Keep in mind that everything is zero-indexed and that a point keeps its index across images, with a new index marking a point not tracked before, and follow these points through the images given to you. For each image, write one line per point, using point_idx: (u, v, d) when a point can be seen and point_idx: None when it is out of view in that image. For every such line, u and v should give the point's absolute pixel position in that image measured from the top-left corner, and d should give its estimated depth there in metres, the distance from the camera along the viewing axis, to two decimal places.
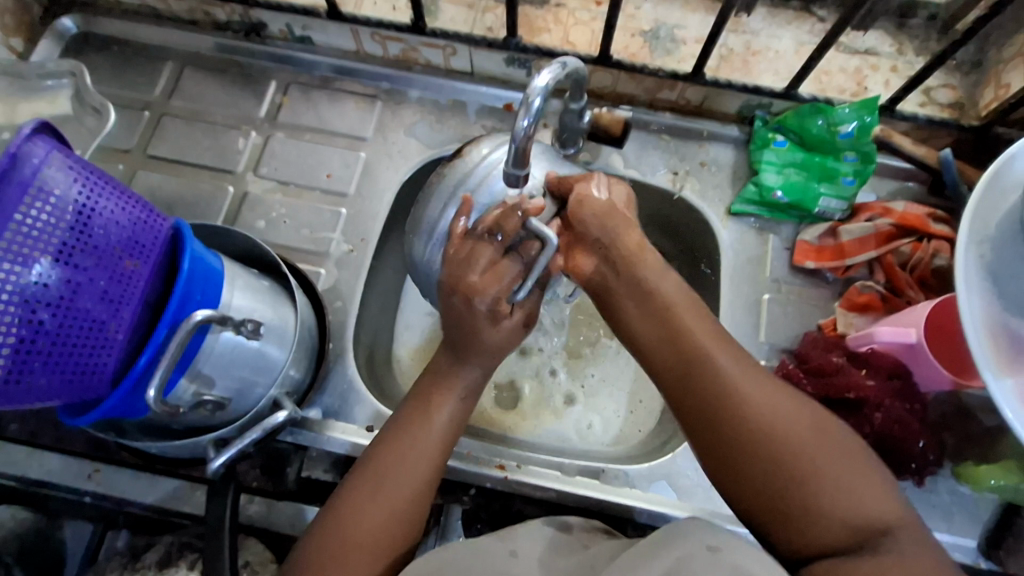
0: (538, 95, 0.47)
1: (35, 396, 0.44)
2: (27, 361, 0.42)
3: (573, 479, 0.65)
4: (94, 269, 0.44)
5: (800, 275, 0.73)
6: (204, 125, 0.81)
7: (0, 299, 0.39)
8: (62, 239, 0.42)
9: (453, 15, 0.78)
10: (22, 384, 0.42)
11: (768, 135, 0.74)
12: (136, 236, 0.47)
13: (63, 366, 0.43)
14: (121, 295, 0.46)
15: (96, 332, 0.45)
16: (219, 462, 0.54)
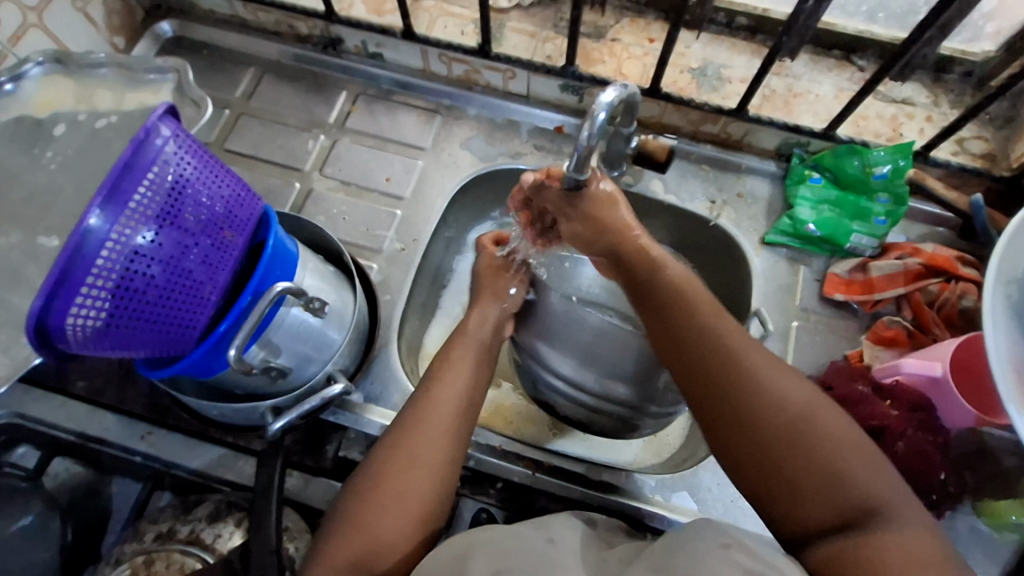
0: (602, 111, 0.52)
1: (133, 346, 0.49)
2: (135, 311, 0.47)
3: (598, 482, 0.68)
4: (199, 236, 0.49)
5: (828, 306, 0.77)
6: (278, 125, 0.89)
7: (124, 254, 0.44)
8: (177, 207, 0.47)
9: (516, 43, 0.84)
10: (124, 333, 0.47)
11: (805, 172, 0.79)
12: (235, 211, 0.53)
13: (162, 319, 0.48)
14: (216, 263, 0.51)
15: (194, 291, 0.50)
16: (279, 424, 0.59)
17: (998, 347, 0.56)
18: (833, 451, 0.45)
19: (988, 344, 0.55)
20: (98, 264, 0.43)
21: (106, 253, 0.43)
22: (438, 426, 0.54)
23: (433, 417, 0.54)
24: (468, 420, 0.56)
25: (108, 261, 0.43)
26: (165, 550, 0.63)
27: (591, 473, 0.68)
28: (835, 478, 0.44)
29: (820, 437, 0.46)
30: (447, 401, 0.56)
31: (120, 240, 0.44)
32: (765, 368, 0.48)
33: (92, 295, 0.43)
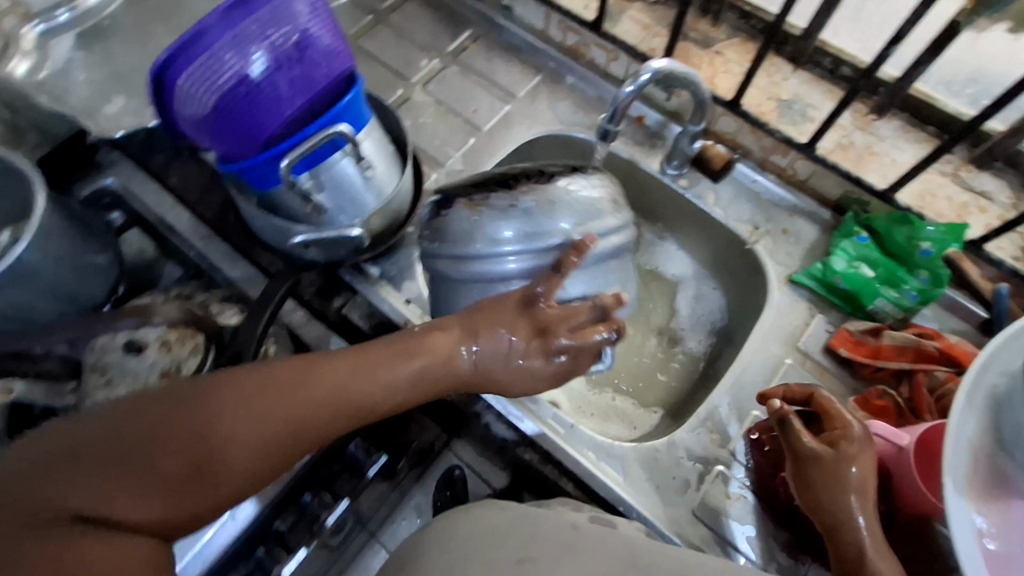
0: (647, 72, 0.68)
1: (212, 131, 0.59)
2: (225, 103, 0.57)
3: (544, 419, 0.73)
4: (292, 62, 0.58)
5: (829, 358, 0.77)
6: (403, 39, 1.00)
7: (231, 56, 0.55)
8: (282, 33, 0.56)
9: (628, 29, 0.90)
10: (211, 117, 0.57)
11: (854, 228, 0.79)
12: (331, 56, 0.60)
13: (243, 116, 0.58)
14: (299, 95, 0.60)
15: (274, 104, 0.59)
16: (298, 237, 0.69)
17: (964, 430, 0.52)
18: None
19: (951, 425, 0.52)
20: (210, 55, 0.54)
21: (217, 49, 0.54)
22: (322, 410, 0.53)
23: (286, 399, 0.52)
24: (335, 420, 0.54)
25: (219, 49, 0.55)
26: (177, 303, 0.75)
27: (540, 410, 0.73)
28: None
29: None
30: (347, 385, 0.55)
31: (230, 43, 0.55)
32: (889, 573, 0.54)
33: (199, 78, 0.55)
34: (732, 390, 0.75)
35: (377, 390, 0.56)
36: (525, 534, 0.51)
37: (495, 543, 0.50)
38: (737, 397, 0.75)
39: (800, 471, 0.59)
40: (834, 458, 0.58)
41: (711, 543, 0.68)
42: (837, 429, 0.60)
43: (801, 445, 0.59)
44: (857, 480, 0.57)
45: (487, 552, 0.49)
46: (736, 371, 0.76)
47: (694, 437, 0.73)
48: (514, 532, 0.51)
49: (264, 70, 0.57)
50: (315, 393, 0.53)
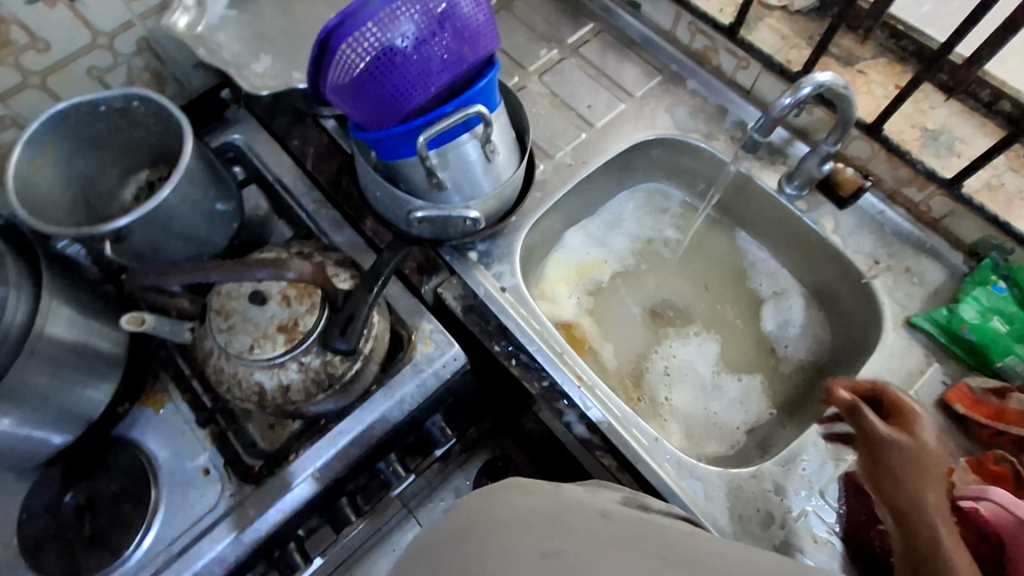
0: (809, 85, 0.65)
1: (354, 99, 0.61)
2: (369, 76, 0.58)
3: (628, 425, 0.72)
4: (438, 39, 0.58)
5: (943, 413, 0.71)
6: (526, 26, 1.00)
7: (381, 31, 0.56)
8: (431, 11, 0.57)
9: (765, 37, 0.86)
10: (355, 89, 0.59)
11: (991, 276, 0.73)
12: (477, 36, 0.60)
13: (385, 89, 0.59)
14: (443, 71, 0.60)
15: (417, 79, 0.59)
16: (419, 214, 0.71)
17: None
18: None
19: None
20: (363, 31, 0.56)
21: (370, 25, 0.56)
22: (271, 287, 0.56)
23: None
24: None
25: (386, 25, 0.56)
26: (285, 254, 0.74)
27: (626, 416, 0.73)
28: None
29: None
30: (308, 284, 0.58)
31: (381, 19, 0.56)
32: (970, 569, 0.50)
33: (349, 51, 0.57)
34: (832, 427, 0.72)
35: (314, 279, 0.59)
36: (558, 523, 0.40)
37: (521, 531, 0.40)
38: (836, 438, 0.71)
39: (873, 461, 0.62)
40: (905, 441, 0.61)
41: None
42: (915, 425, 0.62)
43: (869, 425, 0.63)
44: (933, 476, 0.58)
45: (508, 542, 0.39)
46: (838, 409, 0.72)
47: (785, 471, 0.70)
48: (545, 521, 0.41)
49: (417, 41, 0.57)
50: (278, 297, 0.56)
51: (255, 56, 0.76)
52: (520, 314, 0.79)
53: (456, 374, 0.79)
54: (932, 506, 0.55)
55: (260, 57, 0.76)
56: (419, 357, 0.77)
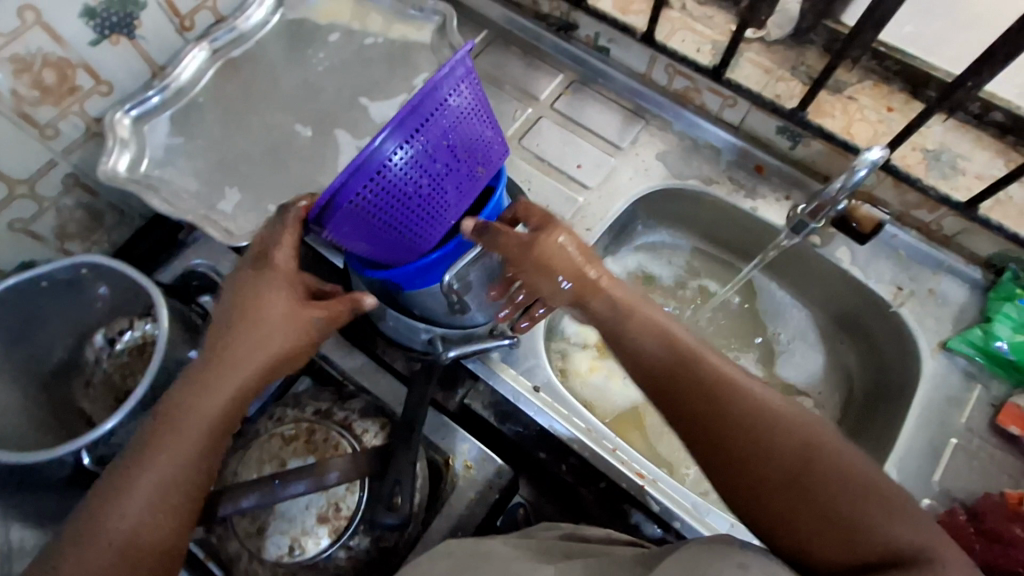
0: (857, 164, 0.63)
1: (360, 242, 0.52)
2: (382, 224, 0.50)
3: (704, 518, 0.68)
4: (454, 168, 0.51)
5: (997, 436, 0.71)
6: (492, 86, 0.93)
7: (392, 178, 0.47)
8: (444, 140, 0.49)
9: (749, 73, 0.83)
10: (367, 237, 0.51)
11: (1015, 290, 0.74)
12: (489, 150, 0.54)
13: (401, 232, 0.52)
14: (461, 200, 0.54)
15: (435, 214, 0.53)
16: (451, 354, 0.67)
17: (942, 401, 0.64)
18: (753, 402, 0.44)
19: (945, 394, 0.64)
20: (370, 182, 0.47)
21: (379, 177, 0.47)
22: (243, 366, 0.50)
23: None
24: None
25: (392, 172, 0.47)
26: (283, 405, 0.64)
27: (698, 506, 0.68)
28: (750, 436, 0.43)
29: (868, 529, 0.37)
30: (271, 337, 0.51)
31: (390, 166, 0.46)
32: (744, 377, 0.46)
33: (356, 206, 0.47)
34: (899, 474, 0.70)
35: (280, 311, 0.51)
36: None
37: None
38: (906, 485, 0.69)
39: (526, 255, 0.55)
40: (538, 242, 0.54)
41: None
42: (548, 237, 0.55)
43: (530, 249, 0.55)
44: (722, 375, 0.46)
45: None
46: (900, 451, 0.71)
47: None
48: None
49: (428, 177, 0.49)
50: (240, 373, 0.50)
51: (219, 192, 0.69)
52: (561, 414, 0.72)
53: (504, 491, 0.72)
54: (687, 348, 0.49)
55: (226, 193, 0.69)
56: (462, 484, 0.71)
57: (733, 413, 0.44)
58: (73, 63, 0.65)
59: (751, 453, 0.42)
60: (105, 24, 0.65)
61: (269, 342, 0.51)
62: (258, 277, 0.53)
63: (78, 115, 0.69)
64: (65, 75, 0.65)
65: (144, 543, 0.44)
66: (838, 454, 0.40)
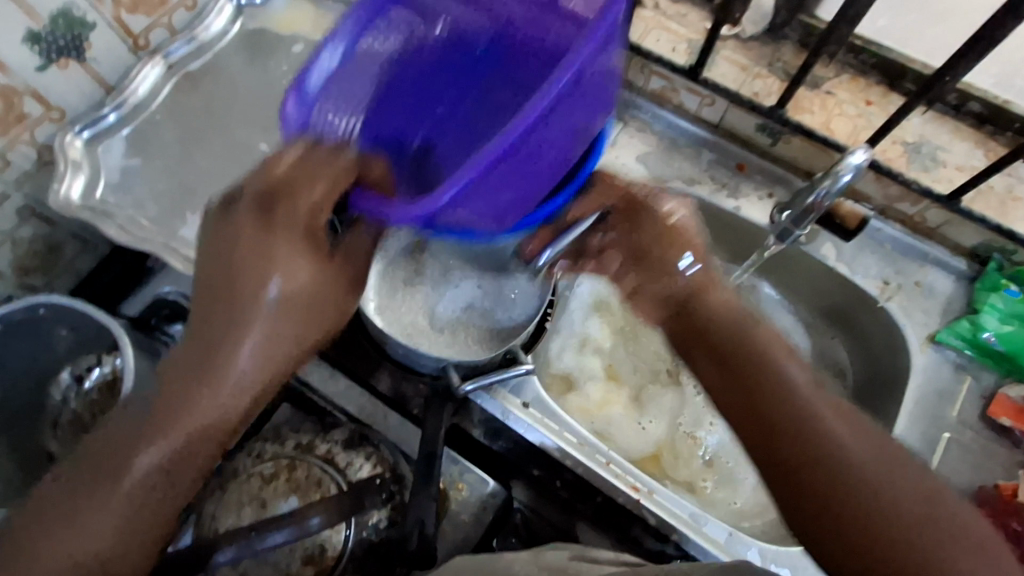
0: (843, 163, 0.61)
1: (471, 203, 0.45)
2: (489, 188, 0.44)
3: (701, 530, 0.66)
4: (571, 118, 0.46)
5: (988, 427, 0.71)
6: None
7: (518, 131, 0.42)
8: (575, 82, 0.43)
9: (726, 71, 0.81)
10: (484, 196, 0.45)
11: (1000, 281, 0.73)
12: (600, 93, 0.49)
13: (504, 192, 0.46)
14: (561, 157, 0.50)
15: (536, 167, 0.47)
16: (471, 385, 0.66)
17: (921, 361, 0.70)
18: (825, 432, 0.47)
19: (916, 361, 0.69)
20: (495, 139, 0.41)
21: (507, 135, 0.41)
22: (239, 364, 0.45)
23: None
24: None
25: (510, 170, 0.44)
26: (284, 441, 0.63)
27: (695, 518, 0.67)
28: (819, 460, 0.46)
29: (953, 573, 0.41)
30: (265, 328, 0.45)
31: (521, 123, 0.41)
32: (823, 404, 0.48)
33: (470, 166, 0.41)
34: None
35: (276, 298, 0.46)
36: None
37: None
38: None
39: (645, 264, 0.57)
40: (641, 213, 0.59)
41: None
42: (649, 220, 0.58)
43: (648, 225, 0.58)
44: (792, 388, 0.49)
45: None
46: None
47: None
48: None
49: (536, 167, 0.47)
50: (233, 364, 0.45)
51: (181, 215, 0.68)
52: (552, 429, 0.70)
53: (498, 512, 0.69)
54: (778, 386, 0.49)
55: (188, 219, 0.67)
56: (456, 507, 0.69)
57: (823, 455, 0.46)
58: (19, 90, 0.61)
59: (826, 486, 0.45)
60: (52, 47, 0.61)
61: (262, 329, 0.45)
62: (261, 237, 0.45)
63: (28, 144, 0.64)
64: (11, 104, 0.61)
65: (104, 550, 0.43)
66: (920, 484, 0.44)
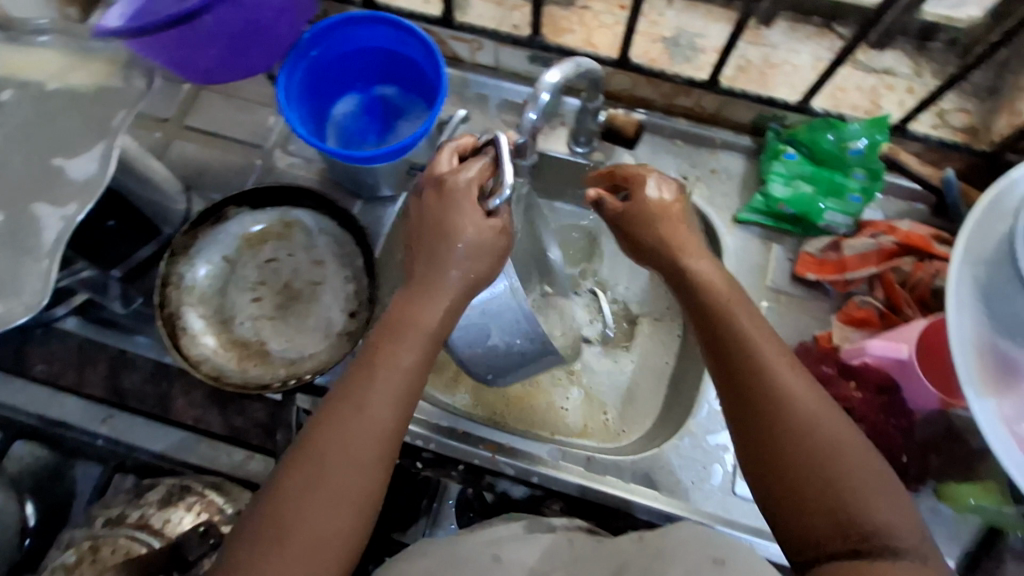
0: (544, 91, 0.55)
1: (180, 43, 0.61)
2: (185, 37, 0.61)
3: (559, 465, 0.68)
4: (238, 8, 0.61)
5: (800, 286, 0.75)
6: (240, 101, 0.86)
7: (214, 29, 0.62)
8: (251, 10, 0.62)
9: (481, 12, 0.81)
10: (197, 51, 0.63)
11: (779, 146, 0.76)
12: (293, 9, 0.66)
13: (195, 47, 0.63)
14: (232, 15, 0.61)
15: (210, 34, 0.62)
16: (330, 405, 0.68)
17: (728, 190, 0.79)
18: (777, 393, 0.46)
19: (726, 243, 0.76)
20: (203, 40, 0.62)
21: (206, 32, 0.61)
22: (375, 445, 0.48)
23: None
24: None
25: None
26: (114, 535, 0.62)
27: (552, 456, 0.69)
28: (807, 433, 0.44)
29: (838, 476, 0.42)
30: (379, 421, 0.48)
31: (218, 32, 0.62)
32: (788, 370, 0.47)
33: (204, 45, 0.63)
34: None
35: (394, 391, 0.49)
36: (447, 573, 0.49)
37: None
38: None
39: (679, 286, 0.56)
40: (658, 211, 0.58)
41: (755, 518, 0.67)
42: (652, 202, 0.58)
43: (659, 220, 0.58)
44: (756, 339, 0.49)
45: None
46: None
47: (707, 418, 0.71)
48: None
49: (275, 38, 0.66)
50: (379, 453, 0.48)
51: None
52: None
53: (385, 504, 0.76)
54: (712, 288, 0.53)
55: None
56: None
57: (775, 404, 0.45)
58: None
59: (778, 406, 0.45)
60: None
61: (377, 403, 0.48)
62: (396, 337, 0.51)
63: None
64: None
65: None
66: (862, 455, 0.43)
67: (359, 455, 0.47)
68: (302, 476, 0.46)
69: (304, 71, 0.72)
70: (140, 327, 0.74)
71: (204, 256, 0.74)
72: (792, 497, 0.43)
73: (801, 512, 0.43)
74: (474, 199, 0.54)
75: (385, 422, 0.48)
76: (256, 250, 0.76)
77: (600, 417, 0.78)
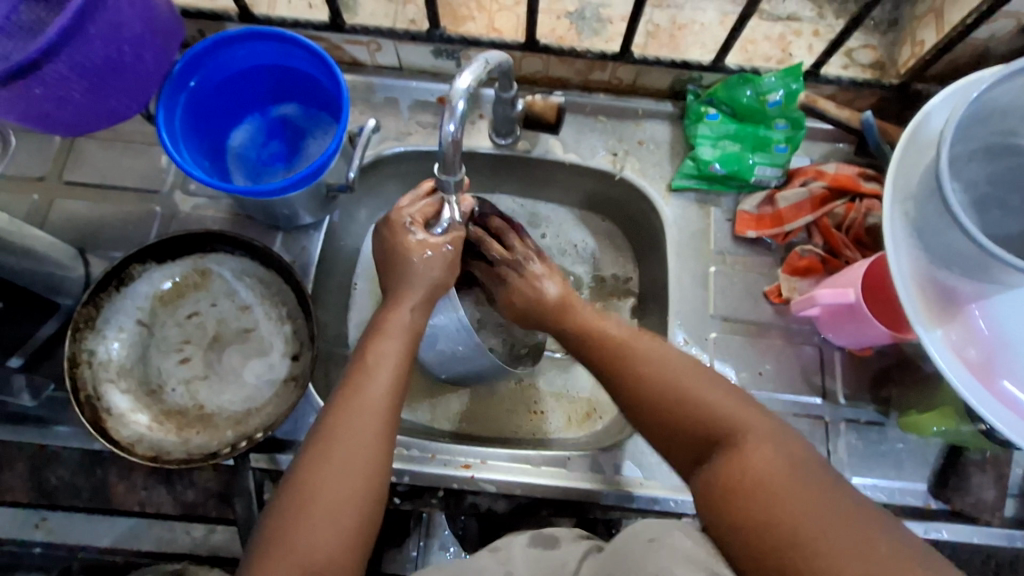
0: (461, 99, 0.48)
1: (28, 99, 0.53)
2: (35, 90, 0.52)
3: (539, 470, 0.67)
4: (91, 45, 0.53)
5: (743, 245, 0.75)
6: (124, 144, 0.77)
7: (70, 76, 0.53)
8: (109, 47, 0.54)
9: (372, 9, 0.75)
10: (53, 105, 0.54)
11: (700, 109, 0.75)
12: (156, 36, 0.58)
13: (51, 100, 0.54)
14: (89, 56, 0.53)
15: (68, 83, 0.53)
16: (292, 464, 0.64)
17: (661, 160, 0.77)
18: (681, 385, 0.50)
19: (665, 214, 0.76)
20: (59, 91, 0.54)
21: (61, 81, 0.53)
22: (381, 419, 0.50)
23: None
24: None
25: (87, 38, 0.52)
26: None
27: (532, 463, 0.67)
28: (668, 419, 0.49)
29: (758, 487, 0.42)
30: (369, 431, 0.49)
31: (77, 80, 0.54)
32: (647, 350, 0.55)
33: (62, 97, 0.54)
34: (683, 326, 0.72)
35: (385, 390, 0.51)
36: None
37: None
38: (689, 327, 0.72)
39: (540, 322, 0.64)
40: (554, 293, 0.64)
41: None
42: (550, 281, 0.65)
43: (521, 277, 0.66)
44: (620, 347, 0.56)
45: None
46: (676, 305, 0.73)
47: None
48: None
49: (143, 75, 0.59)
50: (366, 465, 0.47)
51: None
52: None
53: None
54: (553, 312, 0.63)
55: None
56: None
57: (695, 406, 0.48)
58: None
59: (629, 373, 0.53)
60: None
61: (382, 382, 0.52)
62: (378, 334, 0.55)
63: None
64: None
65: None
66: (690, 412, 0.48)
67: (350, 470, 0.47)
68: (297, 505, 0.45)
69: (185, 105, 0.65)
70: (56, 416, 0.66)
71: (115, 323, 0.67)
72: (722, 485, 0.44)
73: (738, 504, 0.42)
74: (420, 228, 0.60)
75: (375, 430, 0.49)
76: (173, 308, 0.70)
77: (573, 410, 0.77)
